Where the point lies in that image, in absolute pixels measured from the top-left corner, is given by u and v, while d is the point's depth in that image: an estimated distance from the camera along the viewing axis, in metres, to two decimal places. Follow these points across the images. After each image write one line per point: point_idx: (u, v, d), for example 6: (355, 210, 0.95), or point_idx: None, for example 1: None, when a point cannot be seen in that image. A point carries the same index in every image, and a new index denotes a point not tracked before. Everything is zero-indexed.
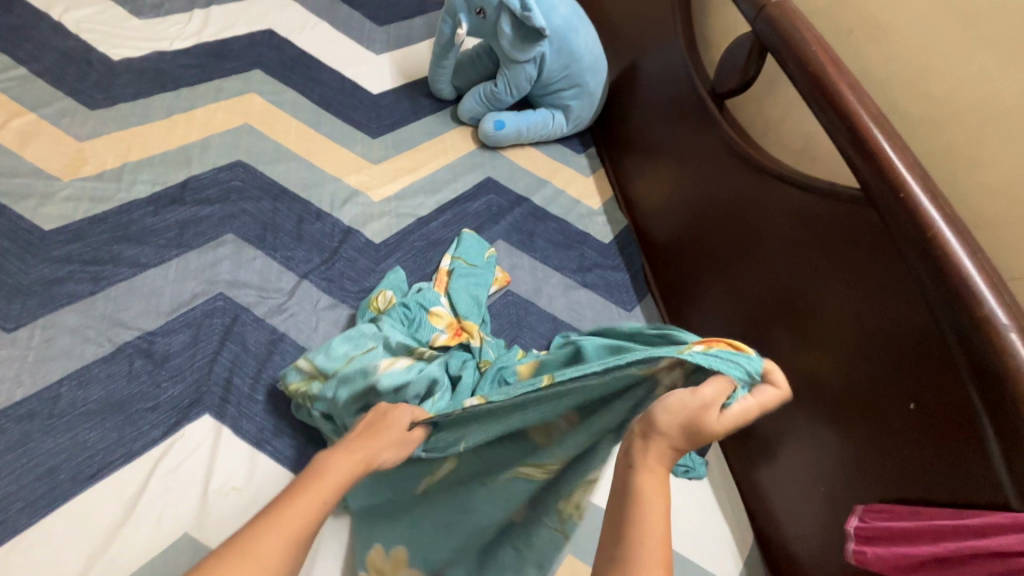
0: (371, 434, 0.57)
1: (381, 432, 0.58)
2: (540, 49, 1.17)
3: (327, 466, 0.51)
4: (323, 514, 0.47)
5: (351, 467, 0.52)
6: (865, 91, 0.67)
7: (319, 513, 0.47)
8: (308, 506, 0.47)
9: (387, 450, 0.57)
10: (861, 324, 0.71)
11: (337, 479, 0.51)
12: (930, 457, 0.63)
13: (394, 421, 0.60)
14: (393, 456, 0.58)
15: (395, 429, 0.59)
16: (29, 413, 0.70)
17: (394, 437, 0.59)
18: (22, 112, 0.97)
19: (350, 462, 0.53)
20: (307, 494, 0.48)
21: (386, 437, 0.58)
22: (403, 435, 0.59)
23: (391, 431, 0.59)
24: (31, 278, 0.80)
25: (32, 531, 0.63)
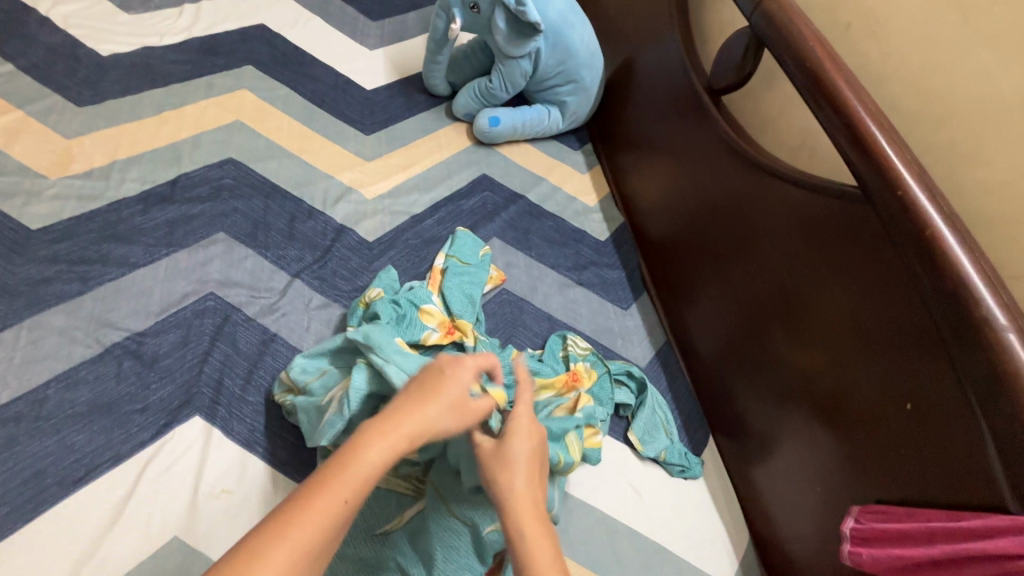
0: (423, 403, 0.55)
1: (435, 395, 0.56)
2: (535, 44, 1.15)
3: (357, 456, 0.49)
4: (345, 514, 0.47)
5: (385, 451, 0.51)
6: (862, 87, 0.66)
7: (339, 516, 0.46)
8: (326, 511, 0.46)
9: (439, 420, 0.55)
10: (859, 323, 0.70)
11: (369, 474, 0.49)
12: (925, 458, 0.63)
13: (452, 383, 0.58)
14: (448, 421, 0.56)
15: (451, 392, 0.57)
16: (15, 415, 0.70)
17: (451, 401, 0.56)
18: (9, 109, 0.96)
19: (386, 448, 0.51)
20: (331, 491, 0.47)
21: (439, 403, 0.56)
22: (459, 398, 0.57)
23: (448, 392, 0.57)
24: (17, 279, 0.79)
25: (19, 535, 0.62)
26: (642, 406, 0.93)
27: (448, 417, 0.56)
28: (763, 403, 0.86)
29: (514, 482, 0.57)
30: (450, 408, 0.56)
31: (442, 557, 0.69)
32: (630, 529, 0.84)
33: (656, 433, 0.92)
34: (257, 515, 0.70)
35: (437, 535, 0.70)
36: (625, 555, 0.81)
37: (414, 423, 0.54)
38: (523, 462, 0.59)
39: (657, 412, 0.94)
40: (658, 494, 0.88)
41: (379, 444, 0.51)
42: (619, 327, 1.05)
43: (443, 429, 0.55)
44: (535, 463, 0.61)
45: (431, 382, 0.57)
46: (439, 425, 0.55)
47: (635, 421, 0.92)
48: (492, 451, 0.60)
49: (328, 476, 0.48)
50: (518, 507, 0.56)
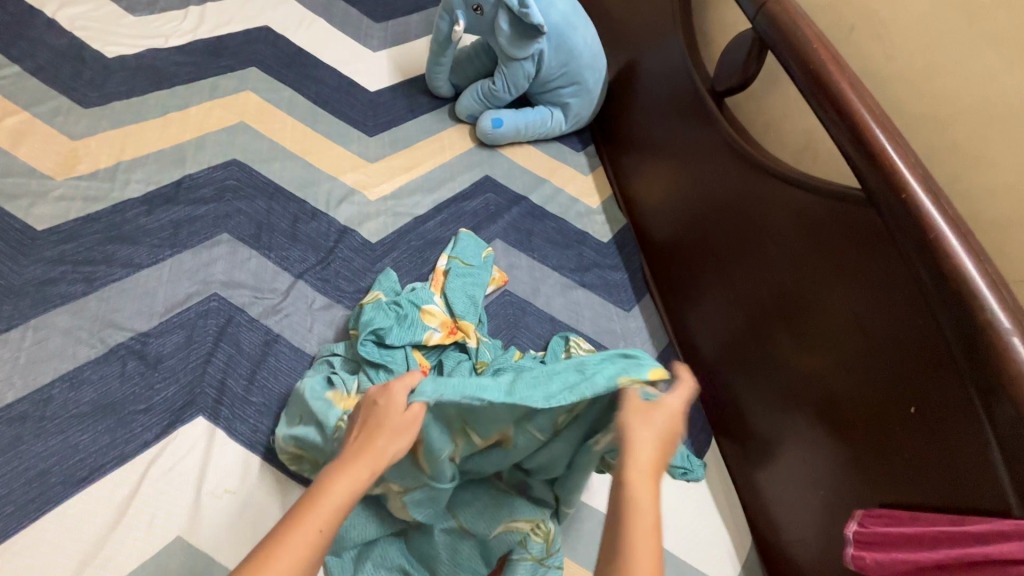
0: (372, 435, 0.56)
1: (378, 425, 0.57)
2: (538, 46, 1.16)
3: (318, 497, 0.51)
4: (322, 543, 0.49)
5: (347, 483, 0.53)
6: (866, 90, 0.66)
7: (313, 552, 0.48)
8: (300, 543, 0.48)
9: (388, 443, 0.56)
10: (863, 327, 0.70)
11: (331, 506, 0.51)
12: (929, 461, 0.63)
13: (388, 408, 0.58)
14: (397, 442, 0.56)
15: (391, 415, 0.57)
16: (20, 415, 0.70)
17: (395, 425, 0.57)
18: (15, 111, 0.96)
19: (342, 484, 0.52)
20: (301, 527, 0.49)
21: (381, 432, 0.56)
22: (399, 419, 0.57)
23: (389, 415, 0.58)
24: (23, 279, 0.80)
25: (23, 534, 0.63)
26: None
27: (396, 439, 0.56)
28: (765, 406, 0.86)
29: (640, 450, 0.57)
30: (398, 428, 0.57)
31: (445, 560, 0.71)
32: None
33: None
34: (259, 515, 0.70)
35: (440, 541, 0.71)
36: None
37: (366, 454, 0.55)
38: (660, 427, 0.59)
39: None
40: (660, 496, 0.88)
41: (334, 483, 0.52)
42: (622, 329, 1.05)
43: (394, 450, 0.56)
44: (666, 442, 0.59)
45: (371, 414, 0.58)
46: (388, 448, 0.56)
47: None
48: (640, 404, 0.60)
49: (292, 519, 0.49)
50: (638, 466, 0.55)
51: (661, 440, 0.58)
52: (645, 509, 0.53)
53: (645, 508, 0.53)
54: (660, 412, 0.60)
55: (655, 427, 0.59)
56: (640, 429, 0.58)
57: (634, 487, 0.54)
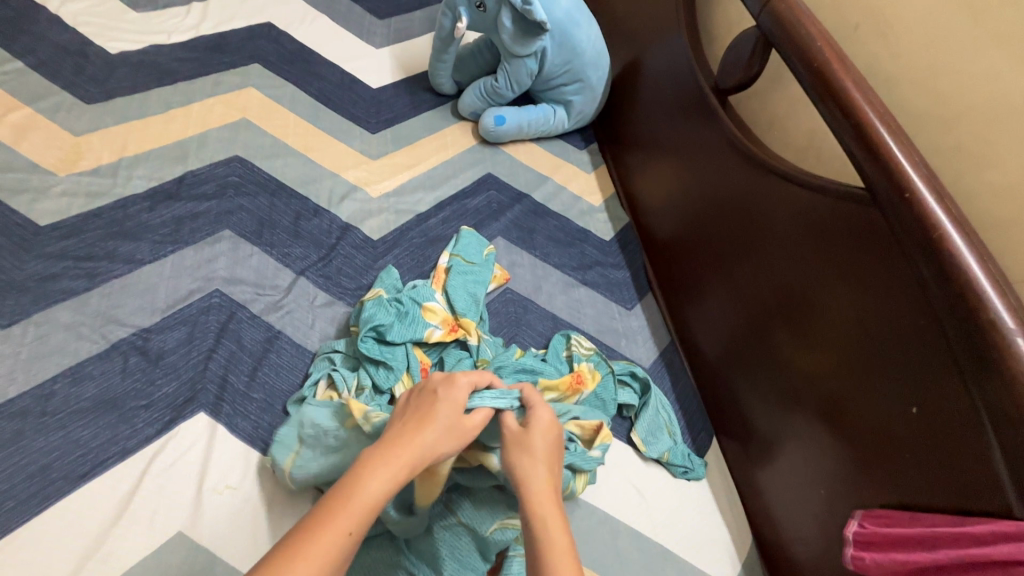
0: (426, 429, 0.58)
1: (426, 422, 0.59)
2: (541, 44, 1.15)
3: (360, 486, 0.52)
4: (352, 544, 0.49)
5: (386, 479, 0.53)
6: (870, 88, 0.66)
7: (345, 545, 0.49)
8: (334, 539, 0.48)
9: (434, 442, 0.58)
10: (866, 327, 0.70)
11: (368, 502, 0.51)
12: (930, 462, 0.62)
13: (446, 407, 0.61)
14: (446, 442, 0.59)
15: (448, 415, 0.60)
16: (22, 410, 0.70)
17: (450, 425, 0.60)
18: (18, 106, 0.97)
19: (390, 475, 0.54)
20: (337, 521, 0.49)
21: (433, 428, 0.59)
22: (454, 420, 0.60)
23: (441, 417, 0.60)
24: (25, 275, 0.80)
25: (24, 529, 0.63)
26: (644, 406, 0.93)
27: (445, 440, 0.59)
28: (766, 405, 0.86)
29: (529, 479, 0.60)
30: (450, 430, 0.60)
31: (448, 555, 0.70)
32: (633, 530, 0.83)
33: (658, 433, 0.92)
34: (259, 511, 0.70)
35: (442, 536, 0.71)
36: (627, 556, 0.81)
37: (416, 449, 0.57)
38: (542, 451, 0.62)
39: (660, 413, 0.94)
40: (661, 495, 0.88)
41: (381, 472, 0.53)
42: (623, 328, 1.05)
43: (442, 450, 0.59)
44: (552, 460, 0.62)
45: (427, 406, 0.61)
46: (438, 448, 0.58)
47: (637, 422, 0.92)
48: (515, 439, 0.63)
49: (334, 506, 0.50)
50: (534, 501, 0.59)
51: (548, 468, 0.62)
52: (552, 541, 0.55)
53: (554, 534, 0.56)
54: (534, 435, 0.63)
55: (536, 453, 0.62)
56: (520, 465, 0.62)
57: (543, 528, 0.56)
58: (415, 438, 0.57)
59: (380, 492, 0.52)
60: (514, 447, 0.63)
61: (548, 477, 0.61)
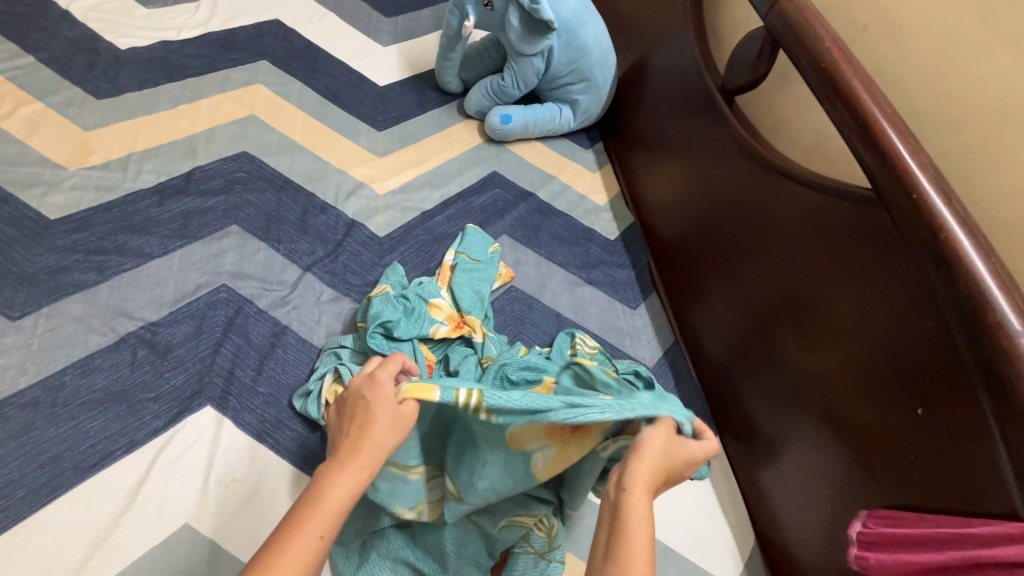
0: (369, 427, 0.55)
1: (370, 421, 0.56)
2: (548, 43, 1.15)
3: (318, 499, 0.50)
4: (322, 548, 0.48)
5: (344, 486, 0.51)
6: (878, 89, 0.66)
7: (315, 553, 0.47)
8: (303, 550, 0.47)
9: (382, 439, 0.55)
10: (871, 327, 0.70)
11: (330, 509, 0.50)
12: (936, 463, 0.62)
13: (378, 399, 0.57)
14: (392, 435, 0.56)
15: (387, 405, 0.57)
16: (32, 401, 0.71)
17: (393, 415, 0.57)
18: (29, 101, 0.97)
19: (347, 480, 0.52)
20: (301, 534, 0.47)
21: (377, 425, 0.56)
22: (395, 411, 0.57)
23: (381, 412, 0.56)
24: (36, 267, 0.80)
25: (35, 518, 0.64)
26: None
27: (391, 431, 0.56)
28: (770, 404, 0.86)
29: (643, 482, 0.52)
30: (396, 418, 0.57)
31: (453, 552, 0.71)
32: None
33: None
34: (266, 504, 0.71)
35: (449, 531, 0.71)
36: None
37: (365, 449, 0.54)
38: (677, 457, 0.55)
39: None
40: (664, 495, 0.88)
41: (335, 481, 0.51)
42: (627, 327, 1.05)
43: (394, 440, 0.56)
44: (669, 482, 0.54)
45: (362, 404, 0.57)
46: (388, 440, 0.55)
47: None
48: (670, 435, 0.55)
49: (293, 522, 0.48)
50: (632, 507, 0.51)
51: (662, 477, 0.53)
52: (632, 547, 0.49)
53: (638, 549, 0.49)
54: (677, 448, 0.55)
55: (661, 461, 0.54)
56: (654, 443, 0.54)
57: (632, 530, 0.49)
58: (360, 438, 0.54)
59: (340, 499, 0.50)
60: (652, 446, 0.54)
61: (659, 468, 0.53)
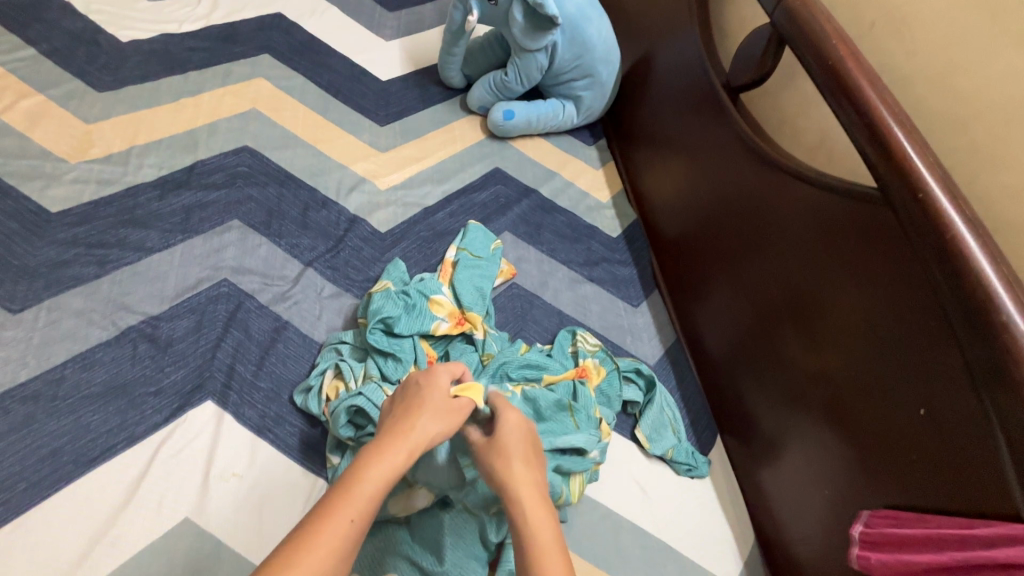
0: (417, 416, 0.58)
1: (419, 408, 0.59)
2: (551, 38, 1.14)
3: (358, 478, 0.51)
4: (356, 532, 0.49)
5: (385, 468, 0.53)
6: (885, 86, 0.65)
7: (349, 534, 0.48)
8: (338, 530, 0.48)
9: (430, 427, 0.58)
10: (874, 327, 0.69)
11: (368, 492, 0.51)
12: (938, 463, 0.62)
13: (433, 392, 0.61)
14: (438, 425, 0.58)
15: (440, 400, 0.60)
16: (33, 394, 0.71)
17: (441, 409, 0.60)
18: (30, 93, 0.97)
19: (388, 464, 0.53)
20: (338, 513, 0.49)
21: (425, 413, 0.58)
22: (443, 403, 0.60)
23: (431, 402, 0.60)
24: (37, 260, 0.80)
25: (35, 511, 0.64)
26: (650, 403, 0.93)
27: (437, 422, 0.59)
28: (772, 404, 0.86)
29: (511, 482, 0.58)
30: (445, 411, 0.60)
31: (452, 545, 0.70)
32: (636, 527, 0.84)
33: (663, 431, 0.92)
34: (266, 498, 0.71)
35: (448, 523, 0.72)
36: (629, 553, 0.81)
37: (410, 436, 0.56)
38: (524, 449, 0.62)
39: (665, 411, 0.94)
40: (664, 493, 0.88)
41: (376, 464, 0.53)
42: (629, 325, 1.05)
43: (438, 433, 0.58)
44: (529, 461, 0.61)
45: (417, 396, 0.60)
46: (433, 431, 0.58)
47: (642, 419, 0.92)
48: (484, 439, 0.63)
49: (333, 500, 0.50)
50: (517, 508, 0.57)
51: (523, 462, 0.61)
52: (537, 539, 0.54)
53: (536, 534, 0.54)
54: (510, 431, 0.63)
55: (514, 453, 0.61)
56: (510, 421, 0.63)
57: (530, 527, 0.55)
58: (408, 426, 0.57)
59: (378, 483, 0.52)
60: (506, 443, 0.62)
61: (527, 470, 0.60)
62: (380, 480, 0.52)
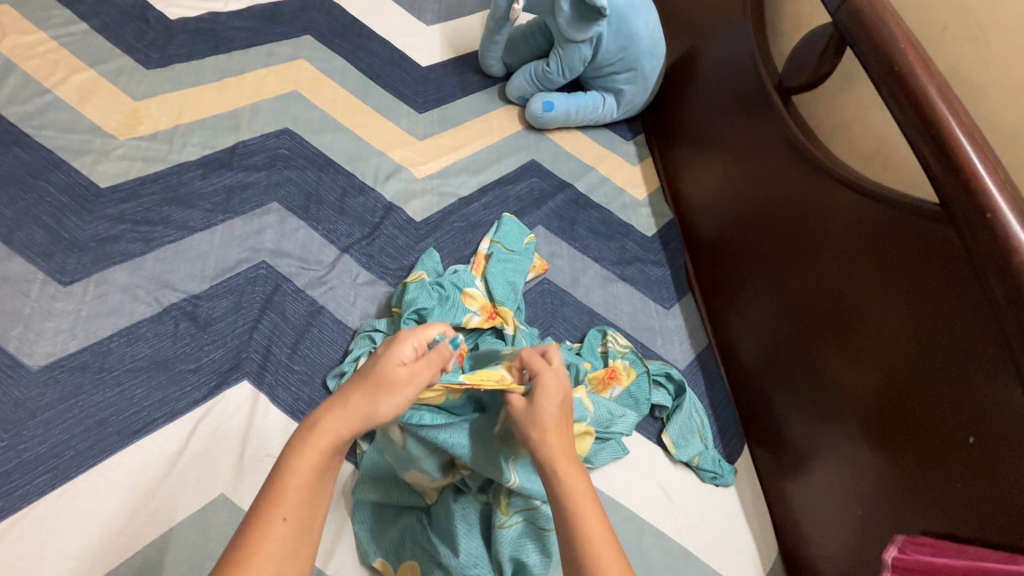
0: (357, 399, 0.56)
1: (365, 391, 0.57)
2: (597, 29, 1.11)
3: (286, 476, 0.52)
4: (292, 526, 0.50)
5: (313, 465, 0.53)
6: (957, 99, 0.62)
7: (286, 531, 0.49)
8: (275, 536, 0.49)
9: (372, 413, 0.56)
10: (925, 348, 0.67)
11: (296, 489, 0.51)
12: (983, 490, 0.60)
13: (384, 368, 0.58)
14: (383, 407, 0.56)
15: (388, 382, 0.57)
16: (81, 365, 0.73)
17: (389, 393, 0.57)
18: (82, 68, 0.98)
19: (311, 454, 0.53)
20: (269, 515, 0.49)
21: (365, 395, 0.56)
22: (386, 375, 0.57)
23: (375, 383, 0.57)
24: (86, 235, 0.82)
25: (81, 478, 0.66)
26: (678, 409, 0.92)
27: (379, 402, 0.56)
28: (805, 416, 0.84)
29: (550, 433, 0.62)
30: (393, 394, 0.57)
31: (463, 535, 0.71)
32: (658, 531, 0.83)
33: (690, 437, 0.91)
34: None
35: (458, 512, 0.72)
36: (650, 555, 0.81)
37: (340, 419, 0.55)
38: (555, 416, 0.63)
39: (693, 416, 0.93)
40: (688, 498, 0.88)
41: (303, 456, 0.53)
42: (660, 327, 1.04)
43: (382, 415, 0.56)
44: (565, 429, 0.63)
45: (372, 377, 0.57)
46: (375, 414, 0.56)
47: (669, 424, 0.91)
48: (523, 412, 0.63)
49: (263, 504, 0.50)
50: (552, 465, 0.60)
51: (558, 430, 0.63)
52: (573, 490, 0.58)
53: (579, 500, 0.57)
54: (548, 407, 0.63)
55: (549, 425, 0.62)
56: (551, 387, 0.64)
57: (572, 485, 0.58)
58: (338, 409, 0.56)
59: (305, 477, 0.52)
60: (545, 397, 0.63)
61: (559, 441, 0.62)
62: (307, 471, 0.52)
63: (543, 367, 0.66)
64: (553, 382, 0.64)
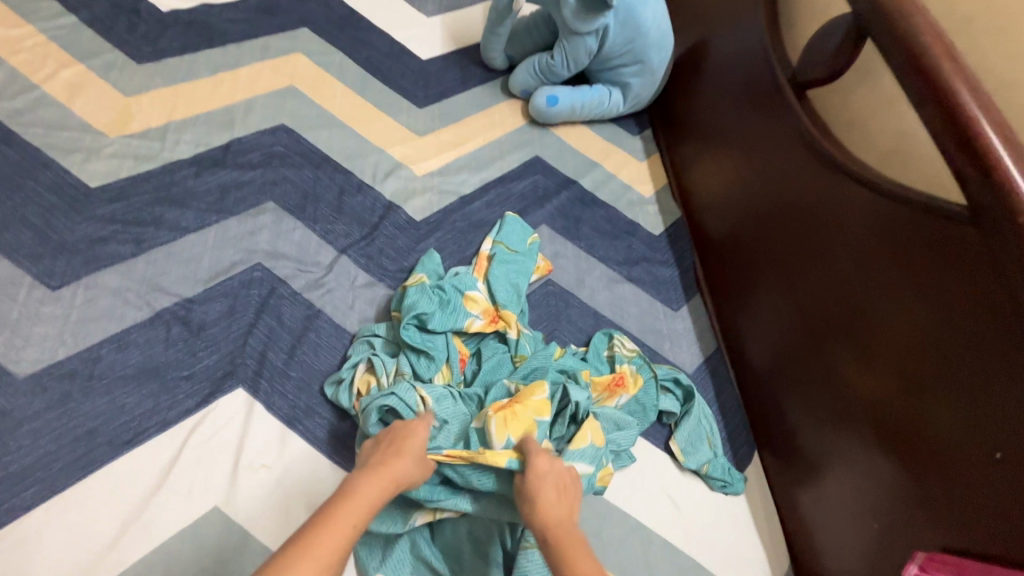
0: (399, 458, 0.64)
1: (406, 451, 0.65)
2: (604, 21, 1.07)
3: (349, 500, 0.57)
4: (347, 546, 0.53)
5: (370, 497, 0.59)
6: (986, 95, 0.58)
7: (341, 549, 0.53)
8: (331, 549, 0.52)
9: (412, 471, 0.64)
10: (947, 356, 0.64)
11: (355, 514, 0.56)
12: (1008, 508, 0.58)
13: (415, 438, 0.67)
14: (415, 471, 0.64)
15: (419, 451, 0.66)
16: (69, 373, 0.70)
17: (421, 462, 0.65)
18: (71, 63, 0.95)
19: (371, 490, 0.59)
20: (329, 531, 0.53)
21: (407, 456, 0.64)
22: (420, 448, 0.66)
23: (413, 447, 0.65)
24: (75, 236, 0.80)
25: (70, 491, 0.64)
26: (686, 415, 0.89)
27: (415, 465, 0.64)
28: (817, 424, 0.81)
29: (544, 505, 0.63)
30: (421, 464, 0.65)
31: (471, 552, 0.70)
32: (666, 542, 0.81)
33: (699, 444, 0.88)
34: (294, 491, 0.71)
35: (468, 531, 0.71)
36: (658, 568, 0.79)
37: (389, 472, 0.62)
38: (553, 491, 0.65)
39: (702, 422, 0.90)
40: (696, 507, 0.85)
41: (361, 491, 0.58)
42: (668, 330, 1.01)
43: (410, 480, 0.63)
44: (568, 505, 0.65)
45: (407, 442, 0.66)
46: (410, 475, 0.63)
47: (677, 430, 0.88)
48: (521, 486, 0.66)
49: (325, 518, 0.54)
50: (552, 538, 0.61)
51: (558, 508, 0.64)
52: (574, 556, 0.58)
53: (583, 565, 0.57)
54: (543, 482, 0.65)
55: (547, 499, 0.64)
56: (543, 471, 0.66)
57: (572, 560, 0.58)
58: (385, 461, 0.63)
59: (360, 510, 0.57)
60: (536, 469, 0.66)
61: (555, 515, 0.63)
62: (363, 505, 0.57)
63: (535, 452, 0.67)
64: (544, 465, 0.66)
